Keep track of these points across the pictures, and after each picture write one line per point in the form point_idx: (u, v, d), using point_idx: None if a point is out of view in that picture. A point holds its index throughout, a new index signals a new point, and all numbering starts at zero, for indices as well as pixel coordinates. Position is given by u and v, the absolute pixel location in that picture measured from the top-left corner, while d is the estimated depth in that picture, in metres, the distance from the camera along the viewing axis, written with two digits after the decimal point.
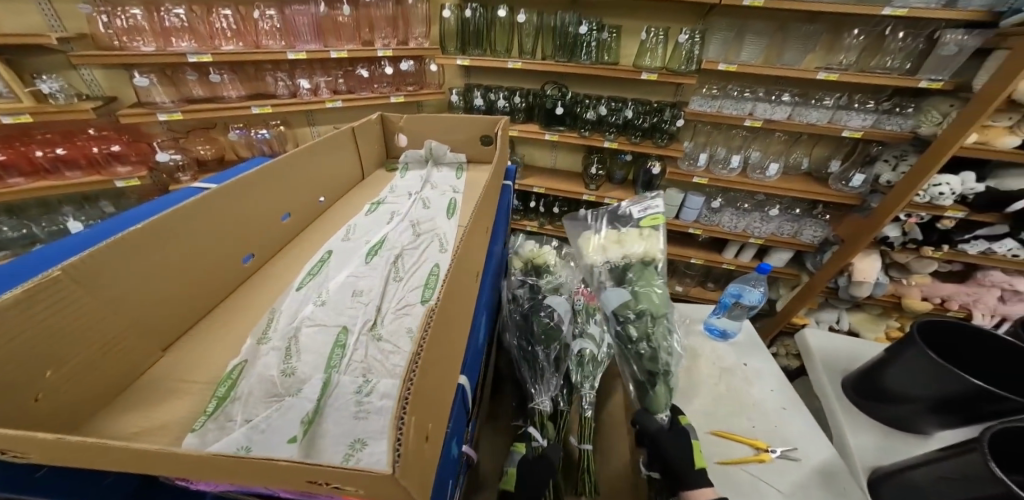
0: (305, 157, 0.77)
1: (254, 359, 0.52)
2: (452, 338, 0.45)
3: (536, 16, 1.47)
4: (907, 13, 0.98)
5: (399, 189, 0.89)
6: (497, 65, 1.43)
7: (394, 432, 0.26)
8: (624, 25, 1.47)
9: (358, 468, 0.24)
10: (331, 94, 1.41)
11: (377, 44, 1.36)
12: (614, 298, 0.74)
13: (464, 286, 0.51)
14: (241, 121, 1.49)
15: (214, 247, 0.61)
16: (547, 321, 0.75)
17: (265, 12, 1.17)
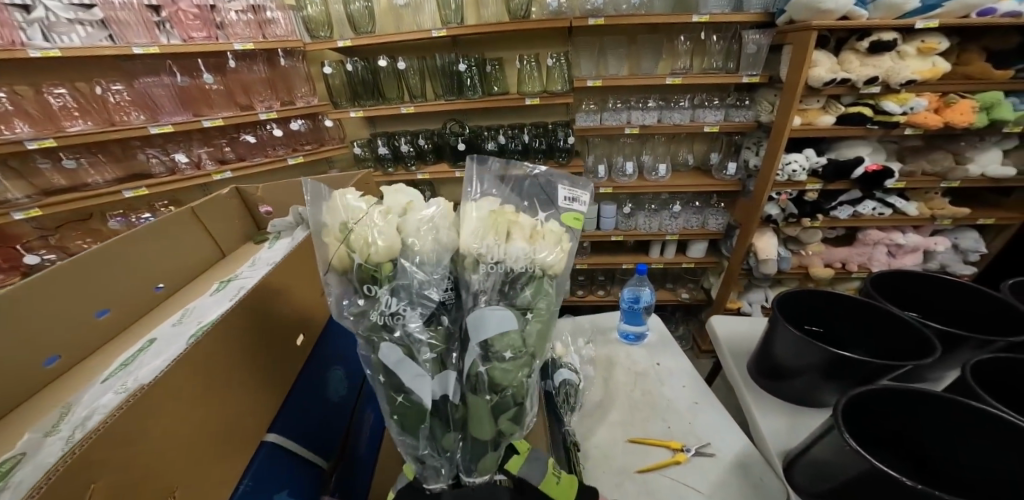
0: (135, 245, 0.77)
1: (37, 449, 0.48)
2: (219, 398, 0.44)
3: (417, 60, 1.51)
4: (710, 19, 1.17)
5: (259, 261, 0.89)
6: (390, 112, 1.45)
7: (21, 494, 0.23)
8: (503, 57, 1.55)
9: None
10: (216, 164, 1.38)
11: (258, 107, 1.33)
12: (479, 335, 0.35)
13: (252, 344, 0.52)
14: (120, 208, 1.44)
15: (20, 343, 0.58)
16: (395, 381, 0.37)
17: (110, 87, 1.13)
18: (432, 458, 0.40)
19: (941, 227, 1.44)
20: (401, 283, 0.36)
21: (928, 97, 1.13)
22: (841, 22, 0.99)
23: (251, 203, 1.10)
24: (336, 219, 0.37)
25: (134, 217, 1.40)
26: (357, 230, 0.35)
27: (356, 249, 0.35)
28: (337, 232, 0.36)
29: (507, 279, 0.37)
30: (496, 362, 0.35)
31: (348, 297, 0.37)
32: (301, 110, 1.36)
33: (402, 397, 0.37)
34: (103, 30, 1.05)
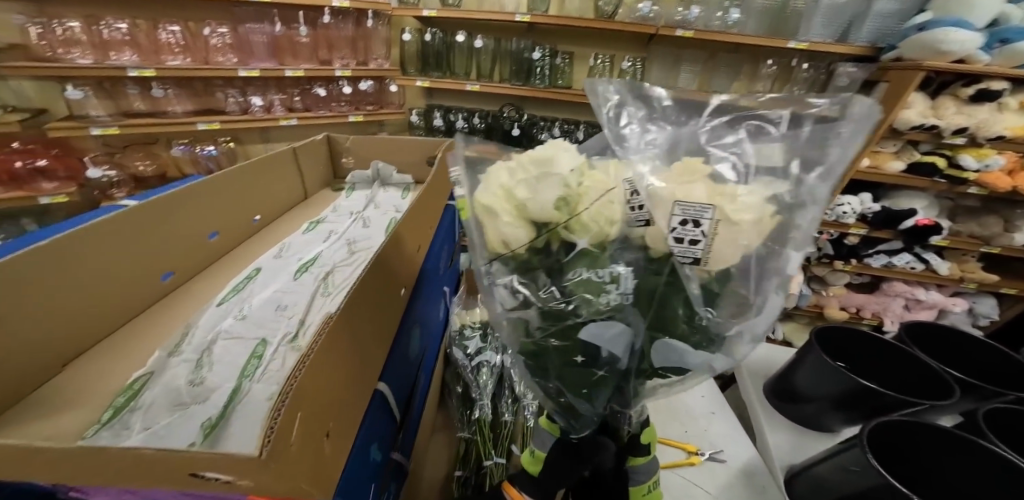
0: (246, 179, 0.84)
1: (162, 371, 0.54)
2: (349, 332, 0.46)
3: (493, 41, 1.53)
4: (808, 46, 1.20)
5: (342, 209, 0.99)
6: (455, 87, 1.48)
7: (270, 415, 0.26)
8: (574, 51, 1.57)
9: (212, 456, 0.23)
10: (285, 111, 1.42)
11: (335, 64, 1.35)
12: (680, 349, 0.30)
13: (376, 286, 0.57)
14: (187, 137, 1.47)
15: (143, 263, 0.64)
16: (592, 355, 0.32)
17: (216, 29, 1.21)
18: (587, 417, 0.39)
19: (963, 289, 1.49)
20: (620, 267, 0.28)
21: (1009, 156, 1.16)
22: (955, 66, 1.03)
23: (335, 152, 1.14)
24: (541, 199, 0.25)
25: (199, 148, 1.43)
26: (584, 207, 0.25)
27: (584, 233, 0.26)
28: (535, 211, 0.25)
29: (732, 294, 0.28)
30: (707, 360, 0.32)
31: (547, 283, 0.29)
32: (373, 72, 1.39)
33: (602, 372, 0.34)
34: None
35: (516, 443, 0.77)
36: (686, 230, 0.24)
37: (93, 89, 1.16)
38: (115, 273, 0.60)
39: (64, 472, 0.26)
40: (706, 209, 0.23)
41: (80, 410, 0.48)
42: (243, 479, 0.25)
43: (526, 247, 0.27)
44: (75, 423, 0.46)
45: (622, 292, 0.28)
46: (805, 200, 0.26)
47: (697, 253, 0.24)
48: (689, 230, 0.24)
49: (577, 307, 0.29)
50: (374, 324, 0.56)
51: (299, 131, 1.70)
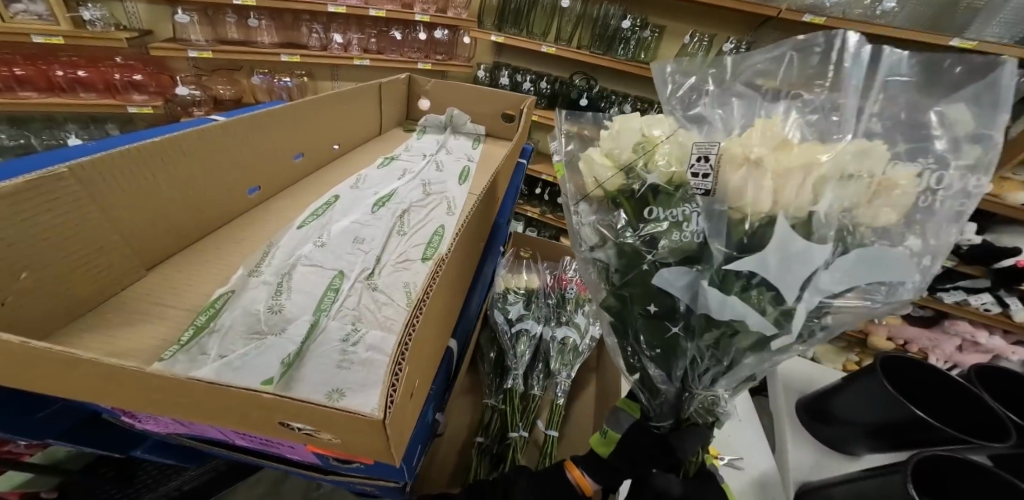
0: (330, 102, 0.78)
1: (243, 291, 0.48)
2: (451, 285, 0.40)
3: (581, 3, 1.44)
4: (975, 46, 1.03)
5: (415, 149, 0.90)
6: (531, 47, 1.42)
7: (389, 377, 0.23)
8: (667, 26, 1.45)
9: (350, 411, 0.21)
10: (361, 52, 1.43)
11: (416, 8, 1.40)
12: (730, 306, 0.27)
13: (474, 234, 0.50)
14: (266, 68, 1.49)
15: (228, 171, 0.59)
16: (663, 303, 0.31)
17: None
18: (665, 396, 0.36)
19: None
20: (692, 206, 0.28)
21: None
22: None
23: (413, 93, 1.05)
24: (623, 144, 0.30)
25: (276, 79, 1.44)
26: (660, 156, 0.30)
27: (658, 169, 0.30)
28: (621, 154, 0.31)
29: (776, 259, 0.25)
30: (766, 329, 0.28)
31: (621, 220, 0.32)
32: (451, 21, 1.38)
33: (677, 328, 0.32)
34: None
35: (541, 419, 0.85)
36: (699, 168, 0.28)
37: (197, 15, 1.23)
38: (198, 175, 0.53)
39: (154, 400, 0.25)
40: (714, 147, 0.27)
41: (161, 324, 0.42)
42: (358, 432, 0.23)
43: (617, 186, 0.31)
44: (148, 340, 0.40)
45: (689, 231, 0.28)
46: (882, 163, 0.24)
47: (707, 186, 0.27)
48: (702, 166, 0.28)
49: (640, 241, 0.30)
50: (463, 281, 0.48)
51: (368, 74, 1.69)
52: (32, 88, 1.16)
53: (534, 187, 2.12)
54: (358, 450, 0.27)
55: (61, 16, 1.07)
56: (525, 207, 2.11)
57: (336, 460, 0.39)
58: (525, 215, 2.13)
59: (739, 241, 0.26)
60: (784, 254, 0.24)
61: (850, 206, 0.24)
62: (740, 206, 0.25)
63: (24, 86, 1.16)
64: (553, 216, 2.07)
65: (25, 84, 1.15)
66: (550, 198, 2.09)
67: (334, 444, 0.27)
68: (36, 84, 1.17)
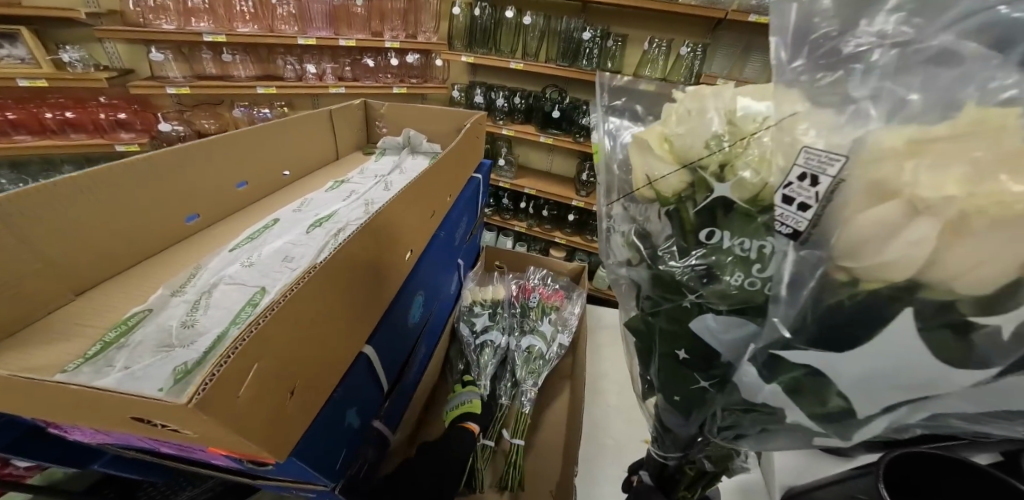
0: (277, 132, 0.83)
1: (161, 309, 0.54)
2: (336, 296, 0.44)
3: (544, 19, 1.50)
4: None
5: (368, 172, 0.93)
6: (499, 65, 1.46)
7: (209, 369, 0.28)
8: (630, 35, 1.50)
9: (162, 401, 0.26)
10: (335, 79, 1.50)
11: (386, 34, 1.48)
12: (773, 392, 0.27)
13: (377, 249, 0.53)
14: (246, 101, 1.57)
15: (163, 201, 0.64)
16: (703, 347, 0.31)
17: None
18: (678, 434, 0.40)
19: None
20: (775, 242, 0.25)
21: None
22: None
23: (371, 118, 1.11)
24: (692, 134, 0.26)
25: (256, 110, 1.52)
26: (744, 158, 0.25)
27: (738, 182, 0.25)
28: (688, 151, 0.26)
29: (885, 361, 0.22)
30: (813, 425, 0.28)
31: (671, 238, 0.30)
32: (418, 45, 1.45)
33: (709, 382, 0.33)
34: None
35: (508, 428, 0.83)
36: (799, 188, 0.22)
37: (173, 54, 1.32)
38: (127, 206, 0.59)
39: (36, 404, 0.30)
40: (837, 161, 0.20)
41: (83, 341, 0.49)
42: (180, 421, 0.27)
43: (675, 191, 0.28)
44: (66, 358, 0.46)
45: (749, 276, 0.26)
46: None
47: (800, 223, 0.22)
48: (806, 189, 0.21)
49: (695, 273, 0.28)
50: (366, 293, 0.52)
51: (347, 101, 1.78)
52: (26, 132, 1.24)
53: (519, 201, 2.14)
54: (218, 443, 0.32)
55: (42, 58, 1.16)
56: (512, 221, 2.13)
57: (251, 464, 0.43)
58: (512, 229, 2.14)
59: (811, 322, 0.23)
60: (895, 353, 0.21)
61: None
62: (849, 270, 0.21)
63: (19, 130, 1.24)
64: (540, 228, 2.09)
65: (19, 128, 1.23)
66: (535, 211, 2.11)
67: (197, 437, 0.32)
68: (29, 127, 1.24)
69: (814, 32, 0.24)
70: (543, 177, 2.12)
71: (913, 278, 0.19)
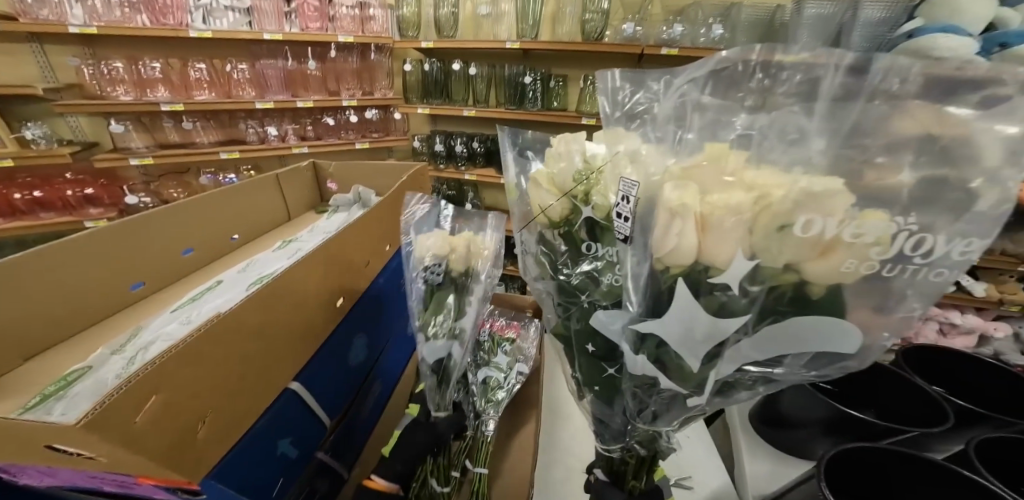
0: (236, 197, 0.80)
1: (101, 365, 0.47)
2: (265, 330, 0.42)
3: (487, 68, 1.72)
4: None
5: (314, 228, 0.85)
6: (453, 112, 1.70)
7: (112, 389, 0.24)
8: (569, 74, 1.81)
9: (48, 423, 0.22)
10: (297, 139, 1.76)
11: (342, 92, 1.80)
12: (642, 365, 0.30)
13: (313, 288, 0.53)
14: (212, 167, 1.66)
15: (120, 260, 0.59)
16: (600, 340, 0.35)
17: (238, 67, 1.61)
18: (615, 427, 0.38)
19: (1006, 313, 1.52)
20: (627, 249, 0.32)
21: None
22: None
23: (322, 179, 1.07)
24: (563, 171, 0.34)
25: (222, 176, 1.59)
26: (600, 187, 0.33)
27: (594, 205, 0.33)
28: (564, 181, 0.34)
29: (685, 320, 0.26)
30: (683, 391, 0.31)
31: (566, 252, 0.37)
32: (376, 101, 1.77)
33: (614, 370, 0.36)
34: (245, 17, 1.58)
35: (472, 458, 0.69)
36: (624, 207, 0.30)
37: (132, 124, 1.47)
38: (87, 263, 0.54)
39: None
40: (633, 185, 0.29)
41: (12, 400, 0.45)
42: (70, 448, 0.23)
43: (563, 215, 0.35)
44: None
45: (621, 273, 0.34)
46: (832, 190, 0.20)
47: (626, 229, 0.31)
48: (626, 206, 0.30)
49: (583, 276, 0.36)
50: (299, 333, 0.49)
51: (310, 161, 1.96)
52: None
53: None
54: (127, 471, 0.28)
55: (7, 138, 1.22)
56: None
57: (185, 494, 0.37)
58: None
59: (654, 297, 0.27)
60: (695, 315, 0.26)
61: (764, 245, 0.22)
62: (661, 260, 0.25)
63: None
64: (514, 266, 2.13)
65: None
66: (507, 249, 2.17)
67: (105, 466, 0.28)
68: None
69: (621, 93, 0.33)
70: None
71: (699, 261, 0.24)
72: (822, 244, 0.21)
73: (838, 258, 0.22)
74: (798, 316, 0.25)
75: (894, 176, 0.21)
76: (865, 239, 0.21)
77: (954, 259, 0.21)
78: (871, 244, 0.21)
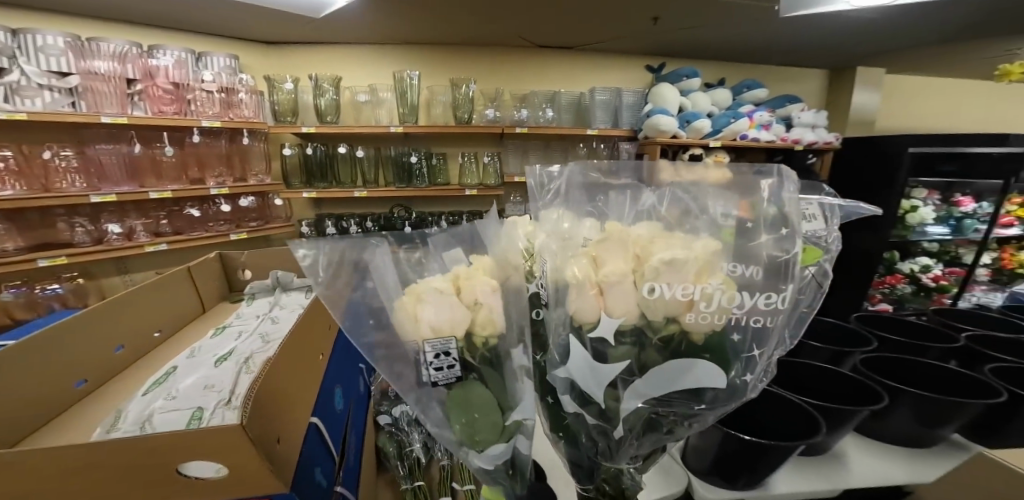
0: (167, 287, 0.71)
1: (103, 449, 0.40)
2: (298, 373, 0.47)
3: (373, 152, 1.92)
4: (599, 131, 2.02)
5: (248, 314, 0.80)
6: (344, 193, 1.79)
7: (245, 403, 0.31)
8: (447, 151, 2.10)
9: (213, 428, 0.28)
10: (148, 235, 1.55)
11: (205, 178, 1.69)
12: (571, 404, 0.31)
13: (314, 339, 0.57)
14: (18, 279, 1.33)
15: (76, 353, 0.50)
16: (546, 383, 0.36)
17: (60, 153, 1.37)
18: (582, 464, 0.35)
19: None
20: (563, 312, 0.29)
21: None
22: (671, 137, 1.91)
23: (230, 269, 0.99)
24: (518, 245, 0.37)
25: (38, 288, 1.28)
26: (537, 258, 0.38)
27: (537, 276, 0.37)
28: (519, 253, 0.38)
29: (604, 369, 0.28)
30: (618, 429, 0.31)
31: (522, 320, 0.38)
32: (250, 187, 1.70)
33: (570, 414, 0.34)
34: (68, 96, 1.38)
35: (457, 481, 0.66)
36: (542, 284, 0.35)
37: None
38: (49, 357, 0.46)
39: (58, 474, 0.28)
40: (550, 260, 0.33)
41: None
42: (219, 456, 0.29)
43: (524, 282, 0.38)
44: None
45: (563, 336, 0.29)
46: (683, 258, 0.25)
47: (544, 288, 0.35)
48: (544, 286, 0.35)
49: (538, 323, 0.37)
50: (315, 379, 0.52)
51: (165, 257, 1.72)
52: None
53: None
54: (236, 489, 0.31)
55: None
56: None
57: None
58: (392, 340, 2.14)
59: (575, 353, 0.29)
60: (606, 366, 0.28)
61: (656, 303, 0.26)
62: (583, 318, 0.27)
63: None
64: None
65: None
66: None
67: (220, 489, 0.30)
68: None
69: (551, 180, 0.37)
70: None
71: (602, 317, 0.27)
72: (684, 300, 0.25)
73: (713, 306, 0.26)
74: (699, 360, 0.27)
75: (730, 244, 0.27)
76: (707, 285, 0.25)
77: (764, 308, 0.27)
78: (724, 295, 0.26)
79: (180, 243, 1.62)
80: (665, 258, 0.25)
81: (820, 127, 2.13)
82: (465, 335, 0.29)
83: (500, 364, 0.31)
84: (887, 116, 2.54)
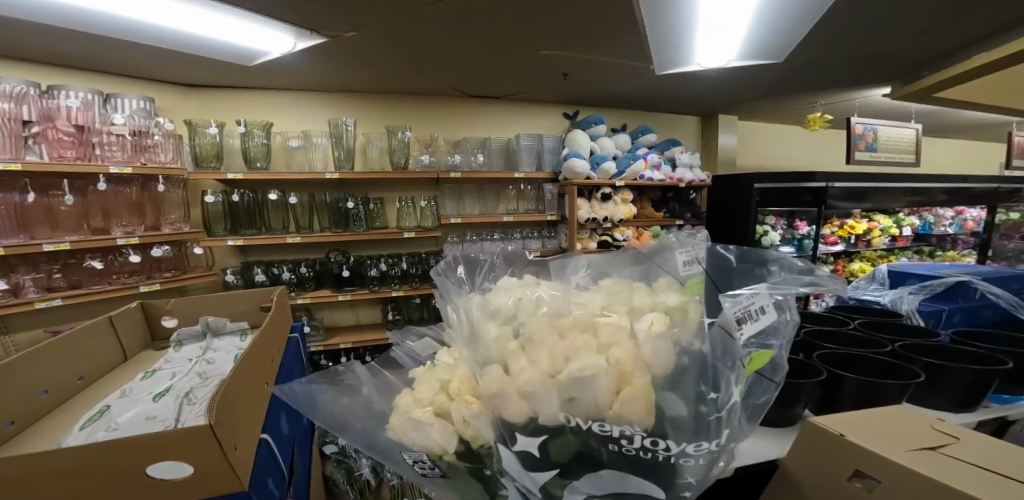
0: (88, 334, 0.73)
1: None
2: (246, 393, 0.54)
3: (307, 198, 1.93)
4: (526, 173, 2.25)
5: (177, 358, 0.83)
6: (276, 240, 1.77)
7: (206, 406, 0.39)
8: (384, 196, 2.18)
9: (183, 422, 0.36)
10: (41, 291, 1.39)
11: (111, 228, 1.57)
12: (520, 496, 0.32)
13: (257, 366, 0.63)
14: None
15: None
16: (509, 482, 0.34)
17: None
18: None
19: None
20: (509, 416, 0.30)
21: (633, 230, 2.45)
22: (584, 178, 2.21)
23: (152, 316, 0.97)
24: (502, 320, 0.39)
25: None
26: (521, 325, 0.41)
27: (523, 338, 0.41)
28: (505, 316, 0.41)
29: (534, 465, 0.30)
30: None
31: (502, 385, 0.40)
32: (166, 235, 1.60)
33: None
34: None
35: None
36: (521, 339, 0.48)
37: None
38: None
39: None
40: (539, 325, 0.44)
41: None
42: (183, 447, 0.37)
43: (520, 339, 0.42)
44: None
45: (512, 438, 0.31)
46: (594, 372, 0.27)
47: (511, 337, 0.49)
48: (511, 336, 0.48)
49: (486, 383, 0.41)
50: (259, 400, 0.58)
51: (55, 315, 1.53)
52: None
53: (337, 358, 2.09)
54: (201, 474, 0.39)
55: None
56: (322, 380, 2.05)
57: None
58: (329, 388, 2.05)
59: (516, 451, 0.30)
60: (535, 462, 0.30)
61: (580, 407, 0.28)
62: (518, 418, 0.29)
63: None
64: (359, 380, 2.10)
65: None
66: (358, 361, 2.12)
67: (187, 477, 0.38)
68: None
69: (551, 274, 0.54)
70: (355, 330, 2.17)
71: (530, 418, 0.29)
72: (598, 404, 0.28)
73: (644, 411, 0.27)
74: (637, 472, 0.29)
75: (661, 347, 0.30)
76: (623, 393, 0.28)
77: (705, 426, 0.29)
78: (655, 387, 0.29)
79: (78, 298, 1.47)
80: (573, 371, 0.27)
81: (696, 168, 2.59)
82: (457, 448, 0.31)
83: (493, 465, 0.32)
84: (749, 157, 3.16)
